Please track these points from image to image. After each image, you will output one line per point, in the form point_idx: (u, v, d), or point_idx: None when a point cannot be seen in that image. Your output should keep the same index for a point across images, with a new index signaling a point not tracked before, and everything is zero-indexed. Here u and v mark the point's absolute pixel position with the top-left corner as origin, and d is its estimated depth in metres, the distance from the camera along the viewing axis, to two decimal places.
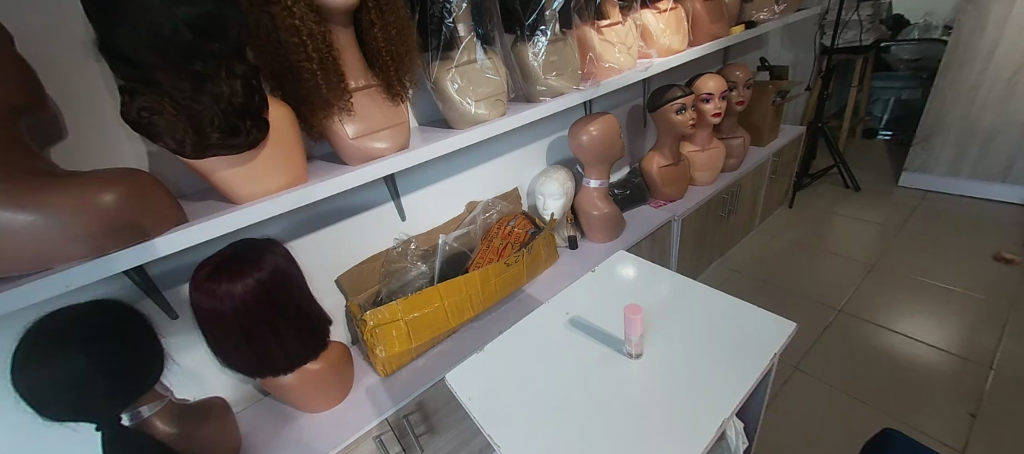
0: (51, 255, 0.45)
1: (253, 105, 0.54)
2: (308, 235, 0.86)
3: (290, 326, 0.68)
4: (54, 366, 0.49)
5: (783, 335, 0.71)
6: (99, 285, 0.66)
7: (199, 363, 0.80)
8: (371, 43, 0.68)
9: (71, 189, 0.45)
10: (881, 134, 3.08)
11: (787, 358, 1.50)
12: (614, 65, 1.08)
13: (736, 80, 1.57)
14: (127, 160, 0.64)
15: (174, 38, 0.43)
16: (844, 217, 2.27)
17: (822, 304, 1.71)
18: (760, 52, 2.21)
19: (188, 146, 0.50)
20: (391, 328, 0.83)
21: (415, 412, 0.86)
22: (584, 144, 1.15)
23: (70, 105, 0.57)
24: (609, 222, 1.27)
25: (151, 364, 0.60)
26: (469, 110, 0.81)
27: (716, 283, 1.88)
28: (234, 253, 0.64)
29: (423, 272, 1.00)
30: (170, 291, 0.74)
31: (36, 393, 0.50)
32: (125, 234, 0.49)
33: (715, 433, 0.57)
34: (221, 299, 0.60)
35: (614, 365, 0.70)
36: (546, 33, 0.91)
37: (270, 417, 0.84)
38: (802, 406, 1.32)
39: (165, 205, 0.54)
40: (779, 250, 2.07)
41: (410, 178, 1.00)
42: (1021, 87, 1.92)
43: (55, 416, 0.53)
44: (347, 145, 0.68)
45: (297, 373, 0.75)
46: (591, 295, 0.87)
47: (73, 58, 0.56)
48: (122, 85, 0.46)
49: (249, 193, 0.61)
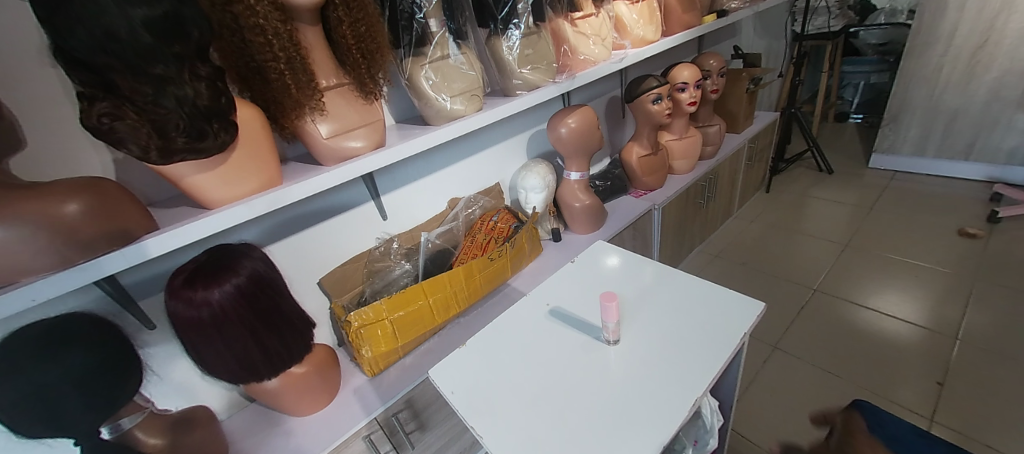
0: (15, 269, 0.44)
1: (219, 107, 0.53)
2: (286, 238, 0.85)
3: (272, 331, 0.67)
4: (24, 382, 0.48)
5: (754, 315, 0.74)
6: (68, 298, 0.64)
7: (180, 373, 0.79)
8: (340, 40, 0.67)
9: (34, 200, 0.43)
10: (852, 117, 3.17)
11: (765, 338, 1.54)
12: (589, 57, 1.09)
13: (711, 69, 1.59)
14: (90, 169, 0.62)
15: (132, 41, 0.42)
16: (819, 200, 2.33)
17: (799, 285, 1.77)
18: (734, 40, 2.25)
19: (153, 152, 0.49)
20: (376, 328, 0.83)
21: (404, 410, 0.86)
22: (563, 137, 1.15)
23: (27, 116, 0.55)
24: (592, 213, 1.28)
25: (130, 374, 0.59)
26: (445, 106, 0.81)
27: (697, 269, 1.92)
28: (208, 260, 0.63)
29: (407, 270, 0.99)
30: (146, 302, 0.72)
31: (8, 412, 0.49)
32: (96, 245, 0.48)
33: (688, 413, 0.59)
34: (199, 307, 0.60)
35: (595, 354, 0.72)
36: (519, 26, 0.91)
37: (258, 422, 0.84)
38: (781, 384, 1.37)
39: (135, 212, 0.52)
40: (757, 234, 2.11)
41: (389, 176, 0.99)
42: (981, 67, 2.00)
43: (31, 434, 0.52)
44: (321, 146, 0.68)
45: (282, 377, 0.75)
46: (573, 285, 0.88)
47: (28, 65, 0.54)
48: (79, 91, 0.45)
49: (222, 197, 0.60)
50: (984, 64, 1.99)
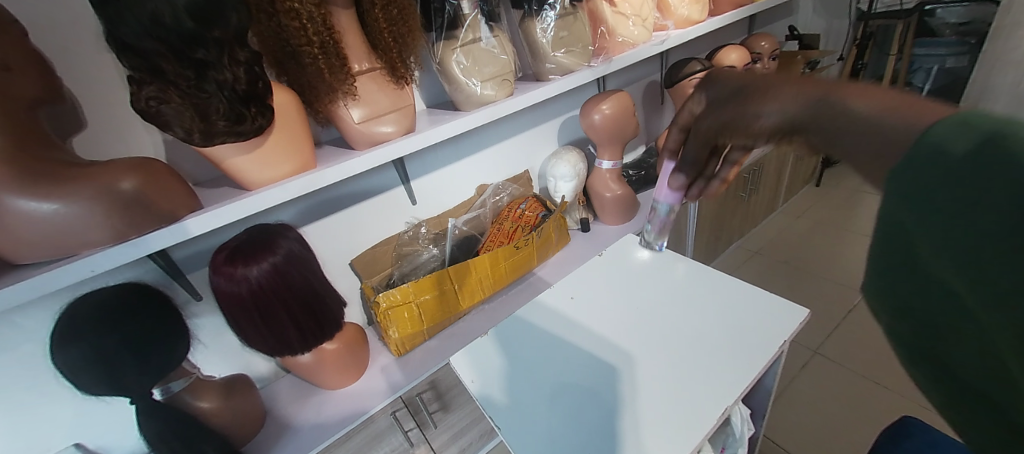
0: (77, 242, 0.47)
1: (256, 91, 0.55)
2: (320, 220, 0.88)
3: (305, 309, 0.70)
4: (87, 345, 0.52)
5: (795, 321, 0.69)
6: (125, 269, 0.69)
7: (224, 342, 0.84)
8: (373, 24, 0.66)
9: (89, 177, 0.46)
10: (921, 105, 2.88)
11: (804, 342, 1.47)
12: (628, 39, 1.04)
13: (761, 51, 1.48)
14: (142, 149, 0.65)
15: (175, 27, 0.43)
16: (876, 196, 2.16)
17: (846, 287, 1.66)
18: (789, 20, 2.08)
19: (196, 134, 0.51)
20: (403, 310, 0.85)
21: (428, 391, 0.88)
22: (596, 124, 1.11)
23: (87, 99, 0.59)
24: (623, 204, 1.25)
25: (178, 343, 0.63)
26: (475, 91, 0.80)
27: (735, 265, 1.84)
28: (248, 239, 0.66)
29: (435, 255, 1.01)
30: (194, 275, 0.77)
31: (74, 371, 0.54)
32: (146, 223, 0.51)
33: (716, 420, 0.57)
34: (239, 282, 0.63)
35: (620, 349, 0.70)
36: (554, 7, 0.87)
37: (292, 392, 0.89)
38: (818, 391, 1.31)
39: (181, 191, 0.55)
40: (802, 232, 1.99)
41: (419, 161, 1.00)
42: None
43: (94, 392, 0.57)
44: (353, 130, 0.69)
45: (315, 353, 0.78)
46: (599, 278, 0.86)
47: (86, 50, 0.58)
48: (130, 74, 0.47)
49: (259, 179, 0.62)
50: None
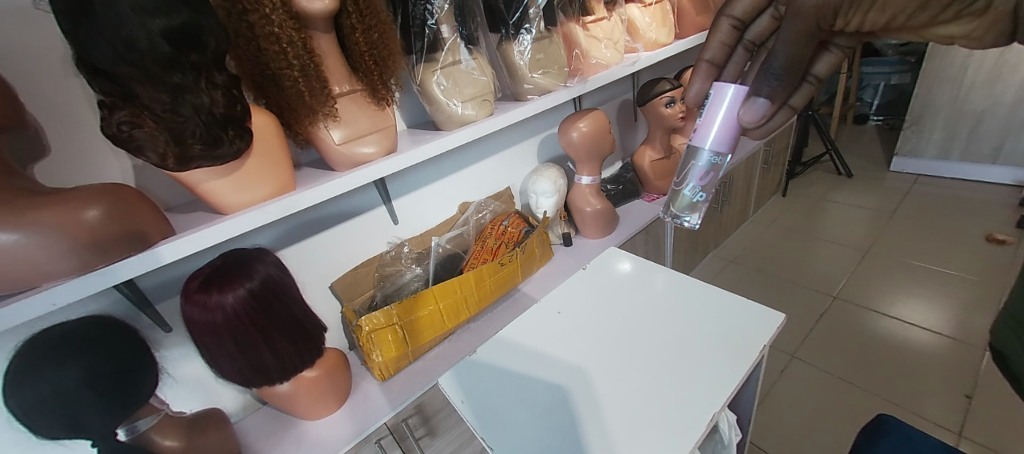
0: (38, 275, 0.45)
1: (234, 114, 0.54)
2: (298, 243, 0.85)
3: (283, 335, 0.68)
4: (44, 385, 0.49)
5: (774, 327, 0.71)
6: (88, 301, 0.66)
7: (195, 374, 0.80)
8: (354, 47, 0.67)
9: (54, 205, 0.44)
10: (872, 119, 3.12)
11: (782, 347, 1.51)
12: (601, 61, 1.07)
13: None
14: (111, 176, 0.63)
15: (151, 51, 0.42)
16: (837, 204, 2.28)
17: (818, 292, 1.72)
18: None
19: (171, 159, 0.50)
20: (386, 333, 0.83)
21: (414, 416, 0.84)
22: (574, 141, 1.14)
23: (53, 126, 0.57)
24: (603, 218, 1.27)
25: (145, 377, 0.60)
26: (457, 111, 0.81)
27: (712, 275, 1.89)
28: (223, 264, 0.64)
29: (417, 275, 1.00)
30: (163, 305, 0.73)
31: (29, 413, 0.50)
32: (114, 252, 0.49)
33: (706, 427, 0.57)
34: (213, 311, 0.60)
35: (606, 362, 0.71)
36: (531, 31, 0.90)
37: (270, 424, 0.85)
38: (799, 396, 1.34)
39: (153, 218, 0.53)
40: (774, 240, 2.07)
41: (401, 181, 1.00)
42: (1008, 69, 1.95)
43: (51, 435, 0.53)
44: (334, 152, 0.68)
45: (295, 381, 0.75)
46: (583, 292, 0.87)
47: (52, 75, 0.56)
48: (100, 99, 0.45)
49: (235, 203, 0.60)
50: (1013, 63, 1.93)
